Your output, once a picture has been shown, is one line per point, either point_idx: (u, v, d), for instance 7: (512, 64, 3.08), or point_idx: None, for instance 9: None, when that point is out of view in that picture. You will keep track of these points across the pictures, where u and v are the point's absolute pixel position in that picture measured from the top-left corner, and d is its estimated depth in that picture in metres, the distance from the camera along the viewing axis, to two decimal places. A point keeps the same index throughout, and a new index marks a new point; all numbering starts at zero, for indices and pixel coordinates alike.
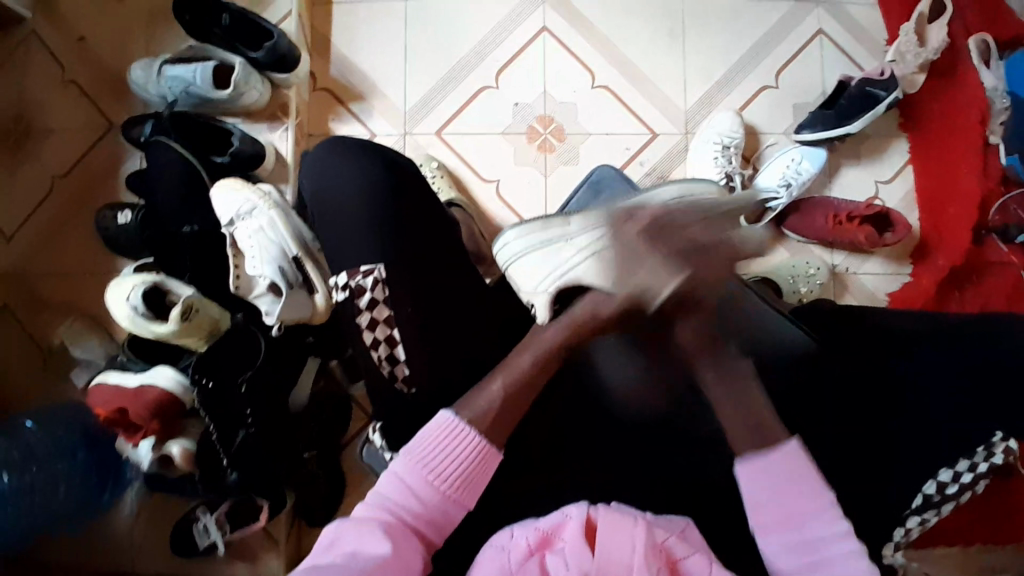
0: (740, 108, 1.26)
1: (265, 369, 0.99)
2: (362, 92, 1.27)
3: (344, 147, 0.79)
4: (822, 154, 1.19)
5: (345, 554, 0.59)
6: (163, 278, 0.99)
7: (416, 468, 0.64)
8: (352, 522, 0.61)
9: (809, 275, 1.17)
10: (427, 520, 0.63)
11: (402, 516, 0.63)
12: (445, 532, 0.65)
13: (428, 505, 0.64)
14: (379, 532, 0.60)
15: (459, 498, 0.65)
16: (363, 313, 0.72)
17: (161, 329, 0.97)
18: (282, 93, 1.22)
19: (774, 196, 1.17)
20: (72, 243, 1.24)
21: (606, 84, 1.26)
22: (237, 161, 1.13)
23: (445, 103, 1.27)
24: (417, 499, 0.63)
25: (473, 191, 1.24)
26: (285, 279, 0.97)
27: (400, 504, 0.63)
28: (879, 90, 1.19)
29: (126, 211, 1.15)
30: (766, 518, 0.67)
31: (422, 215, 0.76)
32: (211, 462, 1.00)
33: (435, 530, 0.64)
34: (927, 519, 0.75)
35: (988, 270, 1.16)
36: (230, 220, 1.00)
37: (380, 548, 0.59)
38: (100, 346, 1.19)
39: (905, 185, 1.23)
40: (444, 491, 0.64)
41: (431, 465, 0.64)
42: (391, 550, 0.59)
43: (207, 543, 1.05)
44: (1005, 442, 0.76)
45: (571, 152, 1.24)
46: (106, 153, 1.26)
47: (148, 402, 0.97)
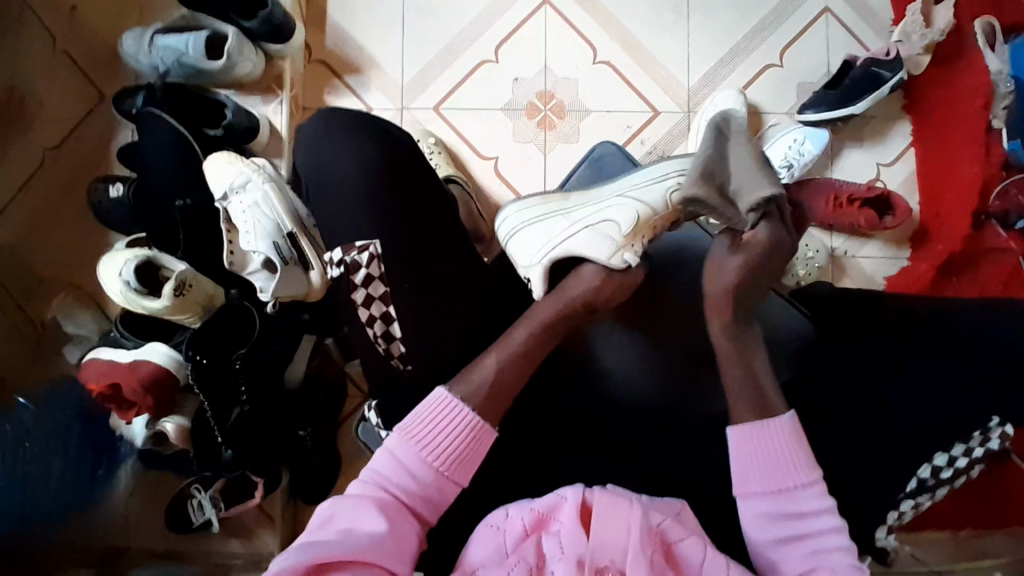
0: (743, 87, 1.23)
1: (260, 347, 0.98)
2: (358, 65, 1.24)
3: (341, 121, 0.77)
4: (823, 135, 1.18)
5: (338, 530, 0.59)
6: (155, 254, 0.98)
7: (409, 446, 0.64)
8: (348, 499, 0.61)
9: (808, 258, 1.17)
10: (421, 497, 0.63)
11: (396, 493, 0.63)
12: (439, 510, 0.64)
13: (422, 482, 0.63)
14: (374, 509, 0.60)
15: (452, 475, 0.64)
16: (359, 289, 0.71)
17: (153, 304, 0.95)
18: (276, 66, 1.20)
19: (775, 178, 1.17)
20: (65, 218, 1.22)
21: (608, 61, 1.24)
22: (229, 135, 1.11)
23: (443, 78, 1.24)
24: (411, 477, 0.63)
25: (472, 169, 1.22)
26: (280, 255, 0.95)
27: (395, 481, 0.63)
28: (884, 71, 1.17)
29: (118, 184, 1.12)
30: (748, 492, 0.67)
31: (419, 192, 0.74)
32: (205, 439, 1.01)
33: (430, 508, 0.64)
34: (921, 503, 0.75)
35: (988, 255, 1.15)
36: (224, 194, 0.99)
37: (374, 525, 0.59)
38: (93, 322, 1.17)
39: (905, 168, 1.23)
40: (437, 469, 0.63)
41: (424, 443, 0.64)
42: (384, 527, 0.59)
43: (202, 520, 1.06)
44: (1003, 427, 0.75)
45: (572, 130, 1.22)
46: (97, 125, 1.24)
47: (143, 376, 0.96)
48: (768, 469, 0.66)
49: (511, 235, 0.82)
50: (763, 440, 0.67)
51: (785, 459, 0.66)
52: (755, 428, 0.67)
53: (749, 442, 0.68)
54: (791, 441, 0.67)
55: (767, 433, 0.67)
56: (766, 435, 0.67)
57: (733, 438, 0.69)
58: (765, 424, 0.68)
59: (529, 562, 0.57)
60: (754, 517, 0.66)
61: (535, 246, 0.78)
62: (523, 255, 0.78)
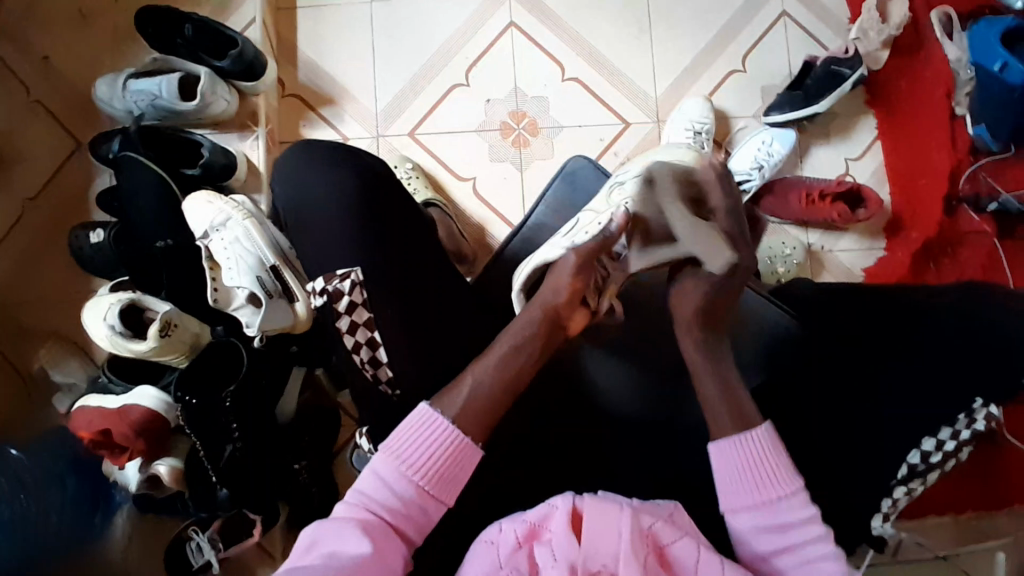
0: (710, 94, 1.27)
1: (249, 381, 0.98)
2: (332, 97, 1.26)
3: (316, 151, 0.78)
4: (791, 135, 1.21)
5: (322, 555, 0.58)
6: (139, 296, 0.98)
7: (392, 464, 0.63)
8: (329, 525, 0.60)
9: (785, 255, 1.20)
10: (405, 516, 0.62)
11: (379, 513, 0.62)
12: (423, 530, 0.64)
13: (405, 501, 0.63)
14: (357, 531, 0.60)
15: (436, 492, 0.64)
16: (342, 317, 0.71)
17: (141, 348, 0.95)
18: (250, 102, 1.21)
19: (748, 179, 1.19)
20: (46, 269, 1.21)
21: (577, 77, 1.27)
22: (208, 173, 1.11)
23: (418, 103, 1.26)
24: (394, 495, 0.62)
25: (450, 191, 1.23)
26: (264, 289, 0.96)
27: (378, 500, 0.62)
28: (845, 68, 1.21)
29: (98, 230, 1.12)
30: (730, 478, 0.67)
31: (397, 216, 0.76)
32: (200, 481, 0.99)
33: (415, 525, 0.63)
34: (914, 489, 0.76)
35: (965, 240, 1.18)
36: (204, 233, 0.99)
37: (358, 548, 0.58)
38: (82, 369, 1.16)
39: (873, 162, 1.26)
40: (421, 485, 0.63)
41: (406, 459, 0.63)
42: (370, 549, 0.58)
43: (202, 561, 1.04)
44: (986, 408, 0.77)
45: (547, 146, 1.24)
46: (76, 173, 1.24)
47: (133, 420, 0.94)
48: (755, 482, 0.65)
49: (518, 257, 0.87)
50: (739, 461, 0.66)
51: (767, 471, 0.65)
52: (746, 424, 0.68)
53: (731, 456, 0.67)
54: (772, 450, 0.66)
55: (745, 445, 0.66)
56: (748, 446, 0.66)
57: (716, 454, 0.68)
58: (744, 437, 0.67)
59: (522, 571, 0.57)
60: (749, 529, 0.65)
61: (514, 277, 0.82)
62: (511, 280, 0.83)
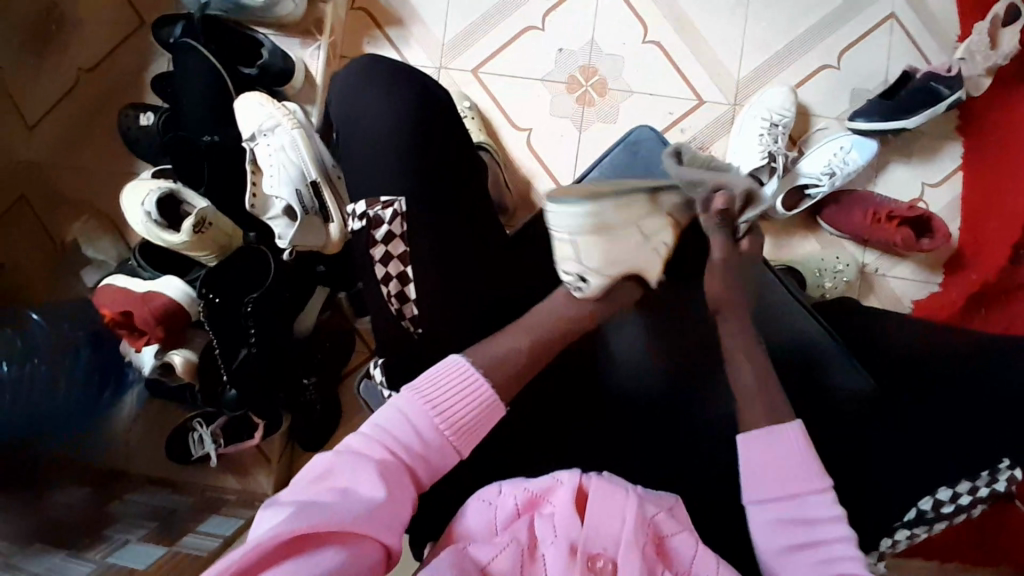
0: (796, 85, 1.18)
1: (273, 291, 0.97)
2: (401, 17, 1.21)
3: (378, 71, 0.74)
4: (872, 146, 1.12)
5: (335, 489, 0.55)
6: (179, 188, 0.97)
7: (421, 407, 0.60)
8: (349, 458, 0.57)
9: (836, 271, 1.13)
10: (422, 461, 0.59)
11: (396, 451, 0.59)
12: (435, 476, 0.61)
13: (426, 444, 0.60)
14: (373, 469, 0.57)
15: (457, 444, 0.61)
16: (378, 246, 0.69)
17: (172, 240, 0.95)
18: (317, 9, 1.17)
19: (815, 184, 1.12)
20: (95, 142, 1.22)
21: (658, 42, 1.19)
22: (263, 75, 1.08)
23: (486, 40, 1.20)
24: (419, 439, 0.60)
25: (503, 137, 1.19)
26: (301, 204, 0.95)
27: (398, 439, 0.59)
28: (942, 87, 1.10)
29: (149, 114, 1.13)
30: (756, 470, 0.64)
31: (444, 150, 0.72)
32: (212, 376, 1.02)
33: (429, 474, 0.60)
34: (917, 534, 0.69)
35: (1022, 294, 1.08)
36: (252, 135, 0.98)
37: (372, 492, 0.55)
38: (114, 249, 1.19)
39: (950, 192, 1.18)
40: (443, 434, 0.60)
41: (434, 403, 0.61)
42: (385, 494, 0.55)
43: (202, 453, 1.08)
44: (1012, 470, 0.68)
45: (610, 110, 1.19)
46: (135, 52, 1.23)
47: (155, 307, 0.96)
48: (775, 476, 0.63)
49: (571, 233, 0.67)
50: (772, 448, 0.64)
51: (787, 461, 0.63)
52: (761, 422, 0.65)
53: (758, 449, 0.64)
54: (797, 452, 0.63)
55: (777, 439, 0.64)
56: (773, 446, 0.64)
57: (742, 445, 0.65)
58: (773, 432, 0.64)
59: (521, 541, 0.55)
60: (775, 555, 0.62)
61: (611, 252, 0.66)
62: (605, 250, 0.66)
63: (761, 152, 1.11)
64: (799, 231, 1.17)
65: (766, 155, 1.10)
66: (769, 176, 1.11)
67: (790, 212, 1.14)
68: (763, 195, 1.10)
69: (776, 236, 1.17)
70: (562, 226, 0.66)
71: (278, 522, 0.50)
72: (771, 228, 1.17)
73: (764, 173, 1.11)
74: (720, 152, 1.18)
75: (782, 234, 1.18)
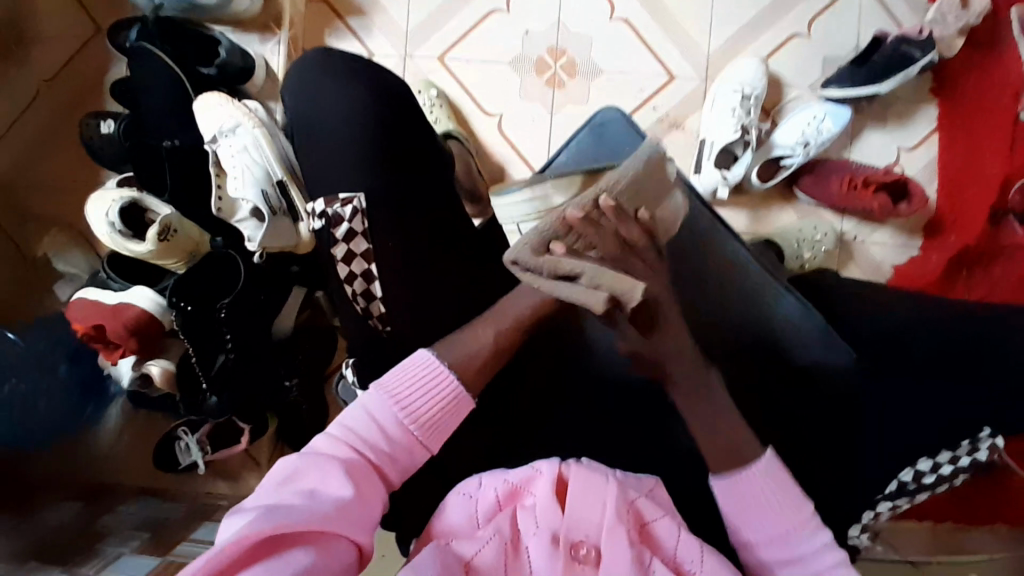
0: (767, 56, 1.17)
1: (247, 293, 0.96)
2: (362, 7, 1.18)
3: (330, 65, 0.72)
4: (845, 114, 1.11)
5: (301, 492, 0.54)
6: (142, 196, 0.95)
7: (386, 405, 0.60)
8: (315, 457, 0.57)
9: (815, 241, 1.13)
10: (390, 460, 0.59)
11: (364, 452, 0.58)
12: (406, 474, 0.61)
13: (394, 443, 0.59)
14: (339, 470, 0.56)
15: (426, 441, 0.60)
16: (340, 244, 0.67)
17: (138, 249, 0.93)
18: (275, 3, 1.14)
19: (789, 154, 1.11)
20: (57, 153, 1.19)
21: (626, 18, 1.17)
22: (224, 75, 1.06)
23: (450, 25, 1.18)
24: (385, 439, 0.59)
25: (474, 125, 1.17)
26: (268, 204, 0.92)
27: (365, 441, 0.59)
28: (914, 50, 1.09)
29: (109, 120, 1.08)
30: (740, 509, 0.60)
31: (404, 141, 0.70)
32: (190, 380, 1.00)
33: (399, 472, 0.60)
34: (899, 505, 0.69)
35: (1001, 255, 1.09)
36: (213, 136, 0.95)
37: (340, 490, 0.55)
38: (84, 260, 1.15)
39: (927, 155, 1.17)
40: (411, 431, 0.59)
41: (400, 400, 0.60)
42: (353, 492, 0.55)
43: (190, 461, 1.07)
44: (992, 438, 0.69)
45: (581, 90, 1.17)
46: (92, 57, 1.19)
47: (127, 319, 0.94)
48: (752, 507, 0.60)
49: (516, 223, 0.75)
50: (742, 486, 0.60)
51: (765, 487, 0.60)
52: (737, 414, 0.63)
53: (736, 488, 0.60)
54: (775, 484, 0.60)
55: (751, 479, 0.59)
56: (748, 487, 0.60)
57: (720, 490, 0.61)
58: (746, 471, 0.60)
59: (503, 535, 0.55)
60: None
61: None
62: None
63: (734, 126, 1.09)
64: (777, 203, 1.17)
65: (739, 129, 1.09)
66: (743, 150, 1.10)
67: (765, 184, 1.13)
68: (739, 167, 1.09)
69: (754, 210, 1.16)
70: (508, 217, 0.76)
71: (244, 525, 0.50)
72: (748, 201, 1.17)
73: (738, 147, 1.10)
74: (694, 128, 1.16)
75: (759, 207, 1.17)
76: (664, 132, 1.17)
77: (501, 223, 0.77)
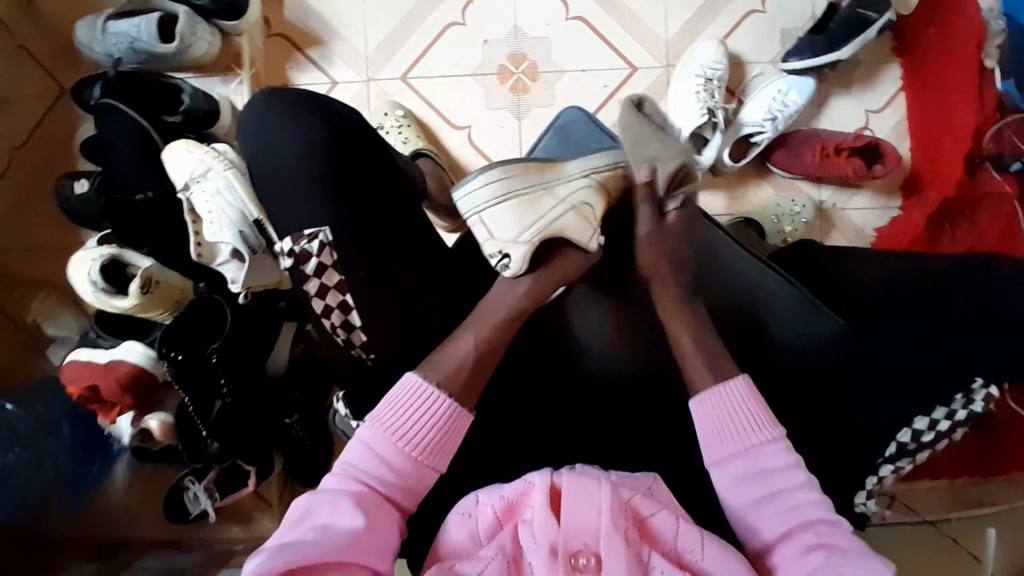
0: (725, 37, 1.18)
1: (236, 336, 0.97)
2: (320, 37, 1.19)
3: (280, 102, 0.71)
4: (809, 83, 1.12)
5: (315, 527, 0.55)
6: (120, 251, 0.95)
7: (383, 436, 0.60)
8: (323, 493, 0.57)
9: (794, 214, 1.13)
10: (401, 488, 0.59)
11: (373, 485, 0.59)
12: (419, 497, 0.61)
13: (399, 471, 0.59)
14: (349, 502, 0.56)
15: (432, 463, 0.61)
16: (312, 279, 0.67)
17: (122, 304, 0.93)
18: (233, 43, 1.14)
19: (759, 131, 1.11)
20: (35, 218, 1.19)
21: (582, 16, 1.18)
22: (189, 121, 1.07)
23: (410, 44, 1.18)
24: (388, 467, 0.59)
25: (445, 139, 1.18)
26: (248, 245, 0.92)
27: (371, 473, 0.59)
28: (871, 12, 1.09)
29: (83, 180, 1.09)
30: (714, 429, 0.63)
31: (363, 169, 0.70)
32: (190, 433, 0.99)
33: (410, 496, 0.60)
34: (901, 467, 0.69)
35: (982, 202, 1.09)
36: (186, 184, 0.96)
37: (350, 522, 0.55)
38: (75, 321, 1.15)
39: (896, 114, 1.18)
40: (415, 456, 0.60)
41: (399, 432, 0.60)
42: (364, 522, 0.55)
43: (199, 510, 1.06)
44: (987, 388, 0.68)
45: (546, 93, 1.17)
46: (58, 120, 1.19)
47: (121, 375, 0.94)
48: (731, 429, 0.62)
49: (488, 211, 0.68)
50: (722, 400, 0.63)
51: (748, 419, 0.62)
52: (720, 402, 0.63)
53: (711, 411, 0.63)
54: (747, 403, 0.63)
55: (725, 398, 0.63)
56: (725, 403, 0.63)
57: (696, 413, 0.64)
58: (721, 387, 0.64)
59: (506, 552, 0.55)
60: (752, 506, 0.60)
61: (525, 215, 0.67)
62: (518, 216, 0.67)
63: (700, 109, 1.10)
64: (752, 179, 1.17)
65: (705, 112, 1.10)
66: (713, 132, 1.11)
67: (739, 163, 1.14)
68: (709, 151, 1.10)
69: (730, 190, 1.17)
70: (471, 208, 0.69)
71: (255, 567, 0.51)
72: (724, 182, 1.17)
73: (707, 130, 1.11)
74: None
75: (736, 186, 1.18)
76: None
77: (465, 217, 0.70)
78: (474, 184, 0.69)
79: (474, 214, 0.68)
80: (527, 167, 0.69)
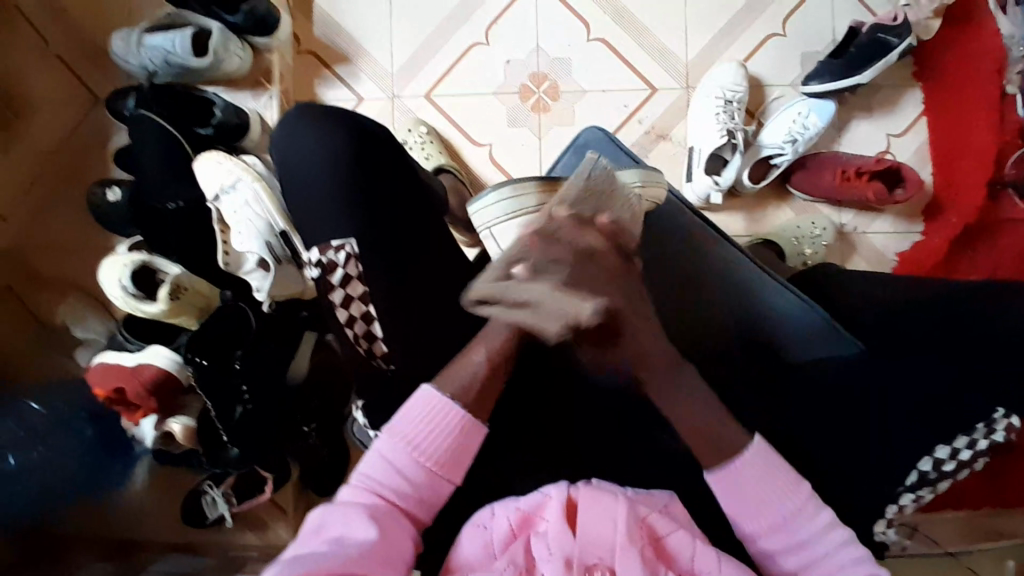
0: (744, 59, 1.19)
1: (258, 344, 0.98)
2: (346, 54, 1.22)
3: (312, 117, 0.73)
4: (830, 108, 1.13)
5: (330, 539, 0.56)
6: (150, 258, 0.98)
7: (399, 447, 0.61)
8: (338, 505, 0.58)
9: (814, 236, 1.12)
10: (415, 499, 0.60)
11: (388, 497, 0.60)
12: (433, 509, 0.62)
13: (415, 483, 0.60)
14: (364, 512, 0.57)
15: (446, 475, 0.61)
16: (336, 290, 0.69)
17: (151, 310, 0.96)
18: (264, 59, 1.18)
19: (778, 153, 1.12)
20: (67, 223, 1.22)
21: (602, 37, 1.20)
22: (219, 133, 1.10)
23: (434, 62, 1.21)
24: (404, 479, 0.60)
25: (466, 155, 1.20)
26: (273, 254, 0.95)
27: (385, 485, 0.60)
28: (892, 37, 1.10)
29: (115, 187, 1.12)
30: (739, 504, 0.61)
31: (387, 183, 0.72)
32: (211, 436, 1.00)
33: (425, 508, 0.61)
34: (922, 497, 0.67)
35: (1004, 227, 1.10)
36: (216, 194, 0.99)
37: (366, 532, 0.56)
38: (101, 324, 1.18)
39: (917, 139, 1.17)
40: (430, 469, 0.61)
41: (415, 444, 0.61)
42: (379, 533, 0.56)
43: (216, 515, 1.08)
44: (1008, 419, 0.66)
45: (566, 111, 1.19)
46: (94, 130, 1.23)
47: (145, 380, 0.97)
48: (756, 500, 0.60)
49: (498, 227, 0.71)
50: (744, 475, 0.60)
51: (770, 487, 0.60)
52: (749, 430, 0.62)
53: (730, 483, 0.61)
54: (765, 469, 0.60)
55: (744, 471, 0.60)
56: (745, 478, 0.60)
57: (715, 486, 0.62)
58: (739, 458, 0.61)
59: (518, 564, 0.55)
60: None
61: None
62: None
63: (719, 130, 1.11)
64: (772, 201, 1.17)
65: (724, 132, 1.11)
66: (732, 153, 1.12)
67: (757, 184, 1.14)
68: (729, 171, 1.10)
69: (750, 211, 1.17)
70: (484, 223, 0.72)
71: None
72: (743, 203, 1.17)
73: (726, 151, 1.12)
74: (680, 137, 1.18)
75: (755, 207, 1.18)
76: (651, 143, 1.19)
77: (478, 230, 0.73)
78: (486, 200, 0.71)
79: (485, 228, 0.72)
80: (533, 187, 0.71)
